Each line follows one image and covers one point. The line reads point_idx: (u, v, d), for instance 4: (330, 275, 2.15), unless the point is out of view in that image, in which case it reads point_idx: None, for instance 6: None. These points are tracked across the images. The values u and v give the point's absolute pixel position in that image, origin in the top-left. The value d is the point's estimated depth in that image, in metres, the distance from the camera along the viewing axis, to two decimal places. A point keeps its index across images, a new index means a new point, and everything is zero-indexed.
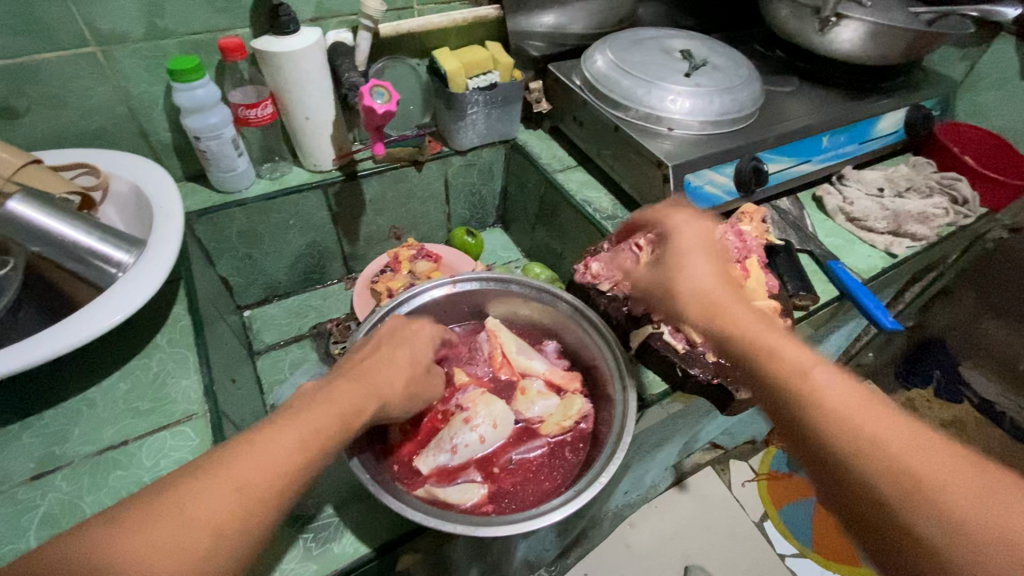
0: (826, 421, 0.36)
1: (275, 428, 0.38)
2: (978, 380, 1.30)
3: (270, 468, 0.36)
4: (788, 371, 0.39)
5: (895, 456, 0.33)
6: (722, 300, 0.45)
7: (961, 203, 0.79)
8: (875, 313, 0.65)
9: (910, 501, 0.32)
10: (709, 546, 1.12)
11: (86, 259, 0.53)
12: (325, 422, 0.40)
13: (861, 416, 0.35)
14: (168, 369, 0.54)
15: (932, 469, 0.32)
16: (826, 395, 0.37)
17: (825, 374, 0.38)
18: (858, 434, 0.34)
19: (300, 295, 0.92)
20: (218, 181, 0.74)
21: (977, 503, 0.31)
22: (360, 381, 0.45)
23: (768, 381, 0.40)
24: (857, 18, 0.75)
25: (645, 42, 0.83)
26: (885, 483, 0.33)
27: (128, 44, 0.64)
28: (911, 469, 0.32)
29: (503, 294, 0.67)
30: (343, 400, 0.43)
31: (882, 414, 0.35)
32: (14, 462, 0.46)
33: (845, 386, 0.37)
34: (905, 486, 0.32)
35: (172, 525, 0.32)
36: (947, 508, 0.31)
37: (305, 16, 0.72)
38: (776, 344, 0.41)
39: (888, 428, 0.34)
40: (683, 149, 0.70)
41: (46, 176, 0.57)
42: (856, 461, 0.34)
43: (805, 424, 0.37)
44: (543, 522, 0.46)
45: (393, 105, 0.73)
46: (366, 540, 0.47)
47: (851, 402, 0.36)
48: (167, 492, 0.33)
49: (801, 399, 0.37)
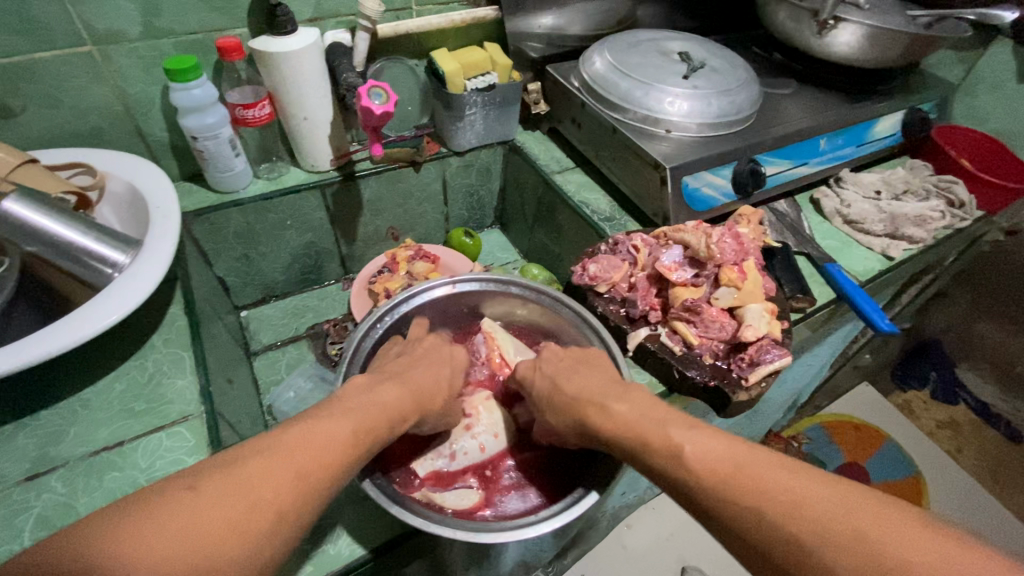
0: (713, 502, 0.38)
1: (303, 428, 0.39)
2: (974, 381, 1.29)
3: (325, 456, 0.38)
4: (666, 458, 0.41)
5: (776, 523, 0.35)
6: (594, 406, 0.48)
7: (958, 206, 0.79)
8: (871, 315, 0.65)
9: (801, 563, 0.34)
10: (706, 548, 1.12)
11: (81, 259, 0.53)
12: (373, 422, 0.43)
13: (738, 487, 0.37)
14: (164, 370, 0.53)
15: (805, 526, 0.34)
16: (701, 472, 0.39)
17: (694, 446, 0.40)
18: (741, 509, 0.37)
19: (297, 295, 0.92)
20: (215, 181, 0.74)
21: (850, 552, 0.32)
22: (404, 391, 0.48)
23: (654, 468, 0.42)
24: (855, 21, 0.75)
25: (643, 44, 0.83)
26: (779, 551, 0.35)
27: (125, 43, 0.64)
28: (791, 528, 0.34)
29: (502, 296, 0.67)
30: (368, 406, 0.44)
31: (752, 477, 0.37)
32: (7, 462, 0.46)
33: (713, 454, 0.39)
34: (793, 551, 0.34)
35: (238, 501, 0.34)
36: (828, 565, 0.33)
37: (304, 16, 0.72)
38: (646, 430, 0.44)
39: (761, 490, 0.36)
40: (681, 152, 0.70)
41: (42, 176, 0.57)
42: (754, 534, 0.36)
43: (697, 505, 0.39)
44: (545, 527, 0.47)
45: (391, 106, 0.72)
46: (362, 542, 0.47)
47: (727, 476, 0.38)
48: (228, 472, 0.35)
49: (686, 486, 0.40)
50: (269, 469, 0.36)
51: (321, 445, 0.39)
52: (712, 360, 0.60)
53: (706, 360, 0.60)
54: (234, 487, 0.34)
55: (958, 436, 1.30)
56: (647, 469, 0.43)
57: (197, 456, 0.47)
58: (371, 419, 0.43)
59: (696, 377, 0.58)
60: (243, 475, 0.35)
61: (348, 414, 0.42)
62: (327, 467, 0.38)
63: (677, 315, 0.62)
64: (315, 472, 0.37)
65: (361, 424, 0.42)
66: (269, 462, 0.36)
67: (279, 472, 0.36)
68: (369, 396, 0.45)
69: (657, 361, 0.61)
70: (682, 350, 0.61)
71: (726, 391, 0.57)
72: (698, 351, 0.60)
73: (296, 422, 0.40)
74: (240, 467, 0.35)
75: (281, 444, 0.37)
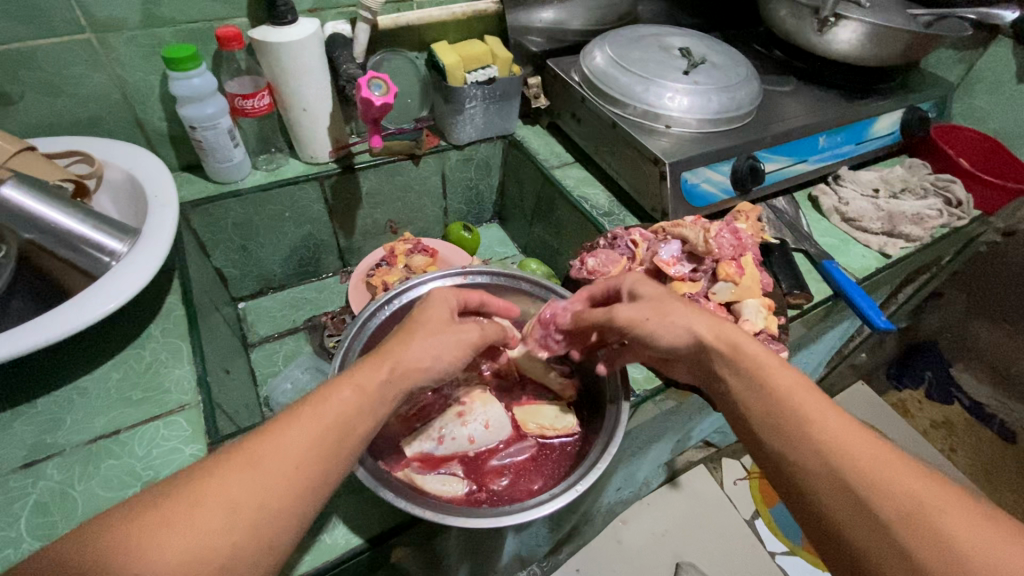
0: (827, 445, 0.39)
1: (261, 438, 0.37)
2: (968, 380, 1.30)
3: (284, 456, 0.37)
4: (789, 400, 0.42)
5: (893, 484, 0.36)
6: (733, 335, 0.48)
7: (955, 205, 0.80)
8: (868, 312, 0.65)
9: (910, 528, 0.34)
10: (700, 544, 1.13)
11: (78, 247, 0.53)
12: (348, 410, 0.41)
13: (857, 444, 0.38)
14: (162, 359, 0.54)
15: (927, 498, 0.35)
16: (824, 420, 0.40)
17: (819, 403, 0.42)
18: (856, 459, 0.37)
19: (295, 287, 0.92)
20: (213, 171, 0.74)
21: (973, 534, 0.32)
22: (381, 364, 0.44)
23: (763, 407, 0.43)
24: (856, 19, 0.75)
25: (645, 39, 0.83)
26: (886, 508, 0.35)
27: (124, 31, 0.64)
28: (910, 494, 0.35)
29: (512, 292, 0.67)
30: (335, 406, 0.40)
31: (878, 448, 0.38)
32: (6, 449, 0.46)
33: (835, 416, 0.41)
34: (910, 516, 0.34)
35: (185, 507, 0.33)
36: (943, 535, 0.33)
37: (304, 7, 0.72)
38: (770, 371, 0.45)
39: (881, 459, 0.37)
40: (680, 147, 0.70)
41: (41, 163, 0.57)
42: (863, 485, 0.36)
43: (801, 448, 0.40)
44: (517, 518, 0.46)
45: (390, 97, 0.72)
46: (359, 531, 0.47)
47: (848, 433, 0.39)
48: (184, 479, 0.35)
49: (800, 424, 0.41)
50: (212, 496, 0.34)
51: (280, 459, 0.37)
52: None
53: None
54: (175, 520, 0.33)
55: (951, 436, 1.29)
56: (748, 404, 0.44)
57: (194, 444, 0.47)
58: (335, 421, 0.40)
59: None
60: (184, 505, 0.33)
61: (311, 417, 0.39)
62: (284, 480, 0.36)
63: None
64: (272, 495, 0.35)
65: (327, 427, 0.39)
66: (215, 486, 0.35)
67: (226, 499, 0.34)
68: (338, 386, 0.42)
69: None
70: None
71: None
72: None
73: (259, 430, 0.39)
74: (187, 496, 0.34)
75: (236, 464, 0.36)
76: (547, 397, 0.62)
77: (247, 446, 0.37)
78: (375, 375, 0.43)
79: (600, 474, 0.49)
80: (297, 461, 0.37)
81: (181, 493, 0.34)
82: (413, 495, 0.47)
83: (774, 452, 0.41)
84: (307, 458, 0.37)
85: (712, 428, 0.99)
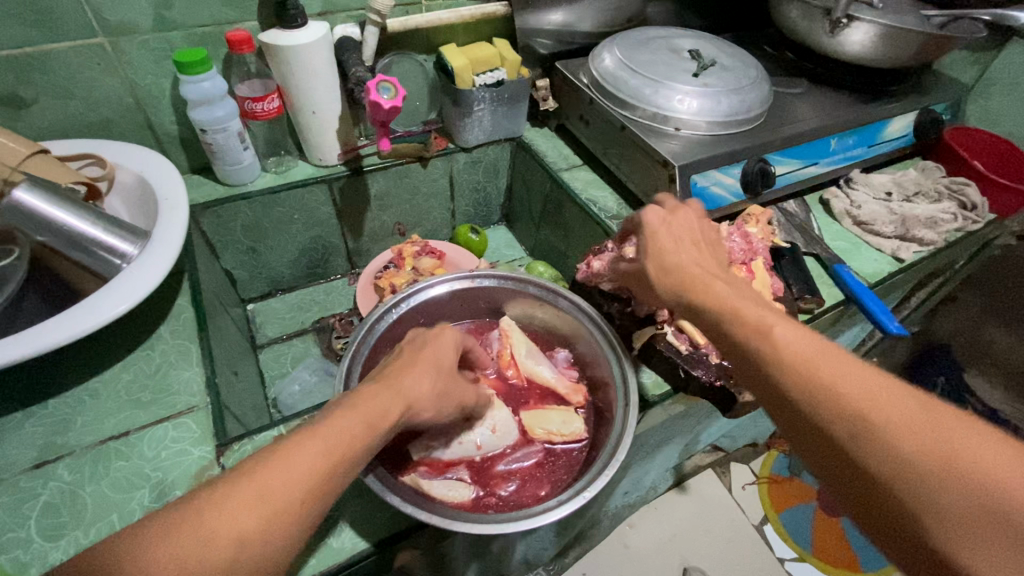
0: (786, 368, 0.36)
1: (264, 466, 0.35)
2: (982, 386, 1.28)
3: (292, 484, 0.35)
4: (751, 328, 0.39)
5: (851, 402, 0.33)
6: (693, 276, 0.46)
7: (970, 208, 0.79)
8: (880, 317, 0.65)
9: (870, 447, 0.32)
10: (707, 548, 1.12)
11: (90, 249, 0.53)
12: (352, 435, 0.38)
13: (820, 362, 0.36)
14: (171, 361, 0.54)
15: (882, 408, 0.33)
16: (790, 339, 0.37)
17: (786, 327, 0.38)
18: (817, 380, 0.35)
19: (304, 289, 0.92)
20: (224, 174, 0.74)
21: (919, 439, 0.31)
22: (389, 401, 0.42)
23: (731, 338, 0.41)
24: (868, 21, 0.74)
25: (654, 41, 0.82)
26: (839, 426, 0.33)
27: (136, 35, 0.64)
28: (867, 410, 0.33)
29: (520, 296, 0.67)
30: (344, 430, 0.38)
31: (847, 364, 0.35)
32: (17, 450, 0.46)
33: (799, 334, 0.38)
34: (863, 433, 0.32)
35: (191, 544, 0.31)
36: (890, 446, 0.31)
37: (313, 10, 0.72)
38: (738, 305, 0.41)
39: (847, 375, 0.34)
40: (689, 149, 0.69)
41: (54, 166, 0.58)
42: (819, 407, 0.34)
43: (765, 374, 0.38)
44: (525, 525, 0.46)
45: (399, 100, 0.72)
46: (366, 535, 0.47)
47: (812, 352, 0.36)
48: (183, 512, 0.32)
49: (760, 351, 0.38)
50: (222, 527, 0.32)
51: (288, 487, 0.34)
52: (718, 360, 0.59)
53: (711, 360, 0.59)
54: (183, 560, 0.30)
55: None
56: (722, 337, 0.42)
57: (202, 446, 0.47)
58: (341, 451, 0.37)
59: (701, 377, 0.57)
60: (191, 543, 0.31)
61: (320, 443, 0.37)
62: (294, 510, 0.34)
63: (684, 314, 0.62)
64: (279, 529, 0.33)
65: (334, 451, 0.37)
66: (220, 522, 0.32)
67: (234, 536, 0.32)
68: (345, 410, 0.40)
69: (663, 359, 0.60)
70: (688, 349, 0.60)
71: (732, 391, 0.56)
72: (704, 351, 0.60)
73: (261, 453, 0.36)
74: (191, 532, 0.31)
75: (243, 490, 0.34)
76: (554, 402, 0.62)
77: (253, 469, 0.35)
78: (381, 405, 0.42)
79: (609, 480, 0.49)
80: (303, 493, 0.35)
81: (187, 522, 0.32)
82: (420, 499, 0.47)
83: (749, 376, 0.39)
84: (313, 489, 0.35)
85: (721, 432, 0.99)
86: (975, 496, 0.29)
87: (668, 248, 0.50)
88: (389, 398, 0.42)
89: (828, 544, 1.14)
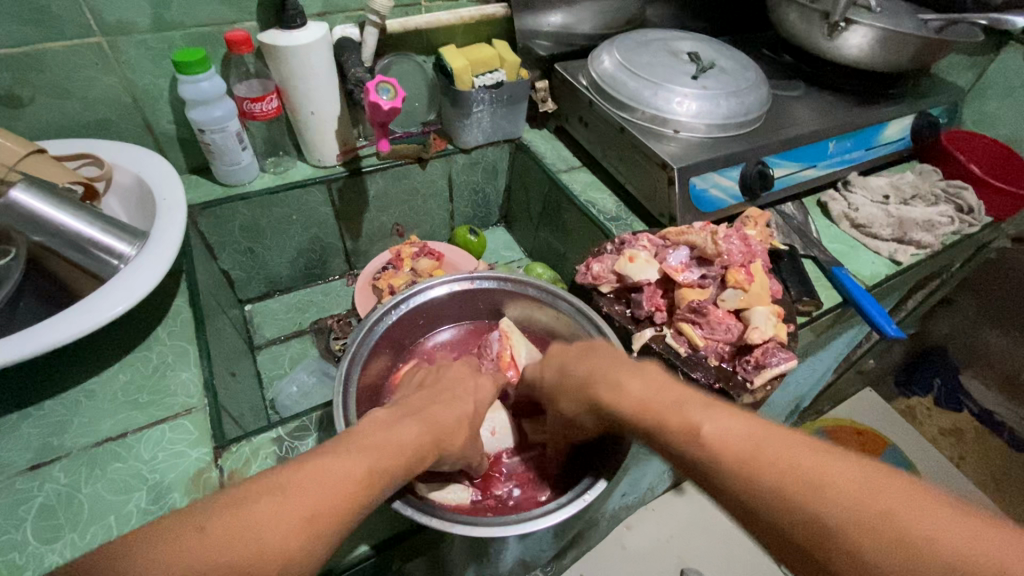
0: (727, 475, 0.37)
1: (311, 479, 0.36)
2: (977, 387, 1.30)
3: (338, 502, 0.36)
4: (681, 432, 0.40)
5: (794, 500, 0.34)
6: (606, 387, 0.48)
7: (967, 212, 0.79)
8: (878, 320, 0.65)
9: (832, 551, 0.32)
10: (704, 550, 1.12)
11: (87, 250, 0.53)
12: (392, 462, 0.40)
13: (752, 458, 0.37)
14: (168, 362, 0.54)
15: (822, 503, 0.33)
16: (718, 442, 0.38)
17: (712, 426, 0.39)
18: (754, 481, 0.36)
19: (302, 290, 0.92)
20: (222, 174, 0.74)
21: (864, 525, 0.31)
22: (426, 435, 0.44)
23: (669, 445, 0.42)
24: (866, 24, 0.75)
25: (653, 43, 0.83)
26: (794, 528, 0.34)
27: (134, 35, 0.64)
28: (816, 514, 0.33)
29: (520, 297, 0.67)
30: (386, 455, 0.40)
31: (775, 451, 0.37)
32: (13, 451, 0.46)
33: (735, 436, 0.38)
34: (815, 531, 0.33)
35: (244, 557, 0.31)
36: (841, 539, 0.32)
37: (312, 11, 0.72)
38: (664, 408, 0.43)
39: (785, 470, 0.35)
40: (688, 152, 0.70)
41: (50, 165, 0.57)
42: (770, 513, 0.35)
43: (712, 483, 0.38)
44: (526, 527, 0.45)
45: (398, 101, 0.71)
46: (364, 538, 0.47)
47: (742, 446, 0.37)
48: (232, 520, 0.32)
49: (699, 459, 0.39)
50: (269, 527, 0.33)
51: (334, 500, 0.36)
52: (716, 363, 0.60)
53: (709, 363, 0.60)
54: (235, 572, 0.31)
55: (960, 444, 1.26)
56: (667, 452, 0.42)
57: (199, 448, 0.47)
58: (382, 476, 0.39)
59: (699, 379, 0.58)
60: (243, 556, 0.31)
61: (362, 460, 0.39)
62: (338, 528, 0.36)
63: (683, 317, 0.62)
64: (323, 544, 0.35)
65: (371, 468, 0.39)
66: (273, 535, 0.33)
67: (284, 551, 0.33)
68: (385, 437, 0.42)
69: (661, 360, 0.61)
70: (687, 352, 0.61)
71: (730, 394, 0.57)
72: (703, 353, 0.60)
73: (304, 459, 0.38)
74: (242, 544, 0.32)
75: (286, 492, 0.35)
76: None
77: (297, 473, 0.36)
78: (417, 440, 0.43)
79: (608, 482, 0.49)
80: (347, 513, 0.36)
81: (234, 520, 0.33)
82: (418, 500, 0.47)
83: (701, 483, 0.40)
84: (357, 509, 0.37)
85: None
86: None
87: (567, 375, 0.52)
88: (424, 433, 0.44)
89: None
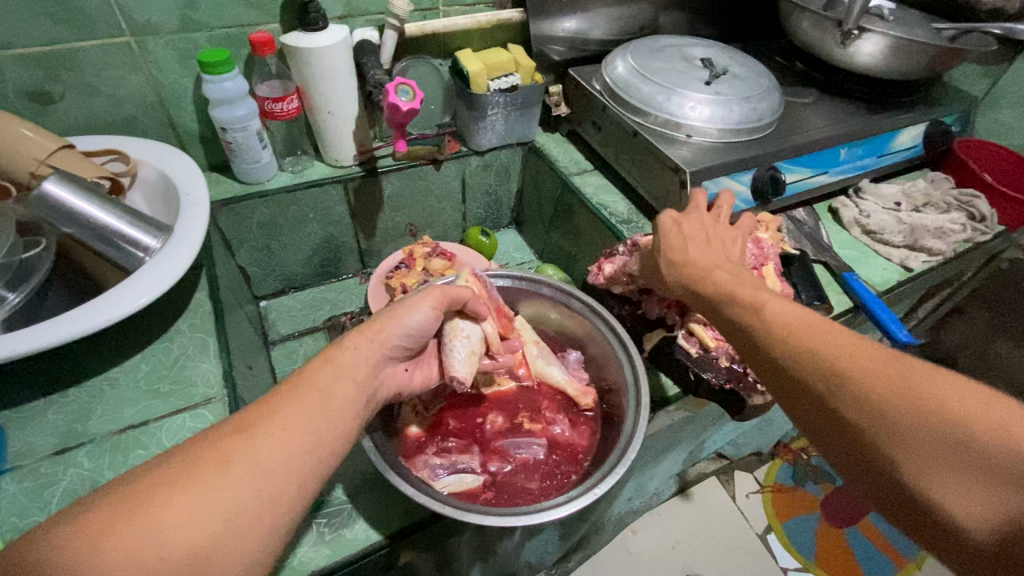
0: (776, 338, 0.41)
1: (260, 407, 0.38)
2: None
3: (287, 426, 0.37)
4: (750, 307, 0.44)
5: (828, 360, 0.37)
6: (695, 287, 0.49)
7: (979, 219, 0.79)
8: (888, 325, 0.65)
9: (842, 393, 0.36)
10: (710, 556, 1.11)
11: (114, 241, 0.54)
12: (339, 385, 0.42)
13: (801, 330, 0.40)
14: (189, 353, 0.55)
15: (852, 365, 0.36)
16: (775, 314, 0.42)
17: (776, 304, 0.43)
18: (797, 344, 0.39)
19: (315, 288, 0.93)
20: (243, 172, 0.76)
21: (886, 383, 0.35)
22: (351, 340, 0.46)
23: (732, 324, 0.45)
24: (879, 32, 0.75)
25: (667, 49, 0.84)
26: (819, 382, 0.37)
27: (162, 35, 0.66)
28: (842, 368, 0.36)
29: (533, 296, 0.68)
30: (326, 377, 0.42)
31: (823, 326, 0.40)
32: (38, 436, 0.47)
33: (787, 312, 0.42)
34: (838, 382, 0.36)
35: (194, 474, 0.34)
36: (860, 391, 0.35)
37: (334, 14, 0.74)
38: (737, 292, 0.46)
39: (827, 339, 0.39)
40: (700, 156, 0.70)
41: (78, 160, 0.59)
42: (803, 366, 0.38)
43: (761, 348, 0.42)
44: (530, 520, 0.46)
45: (416, 103, 0.73)
46: (379, 528, 0.49)
47: (797, 322, 0.41)
48: (186, 449, 0.35)
49: (755, 325, 0.43)
50: (220, 457, 0.35)
51: (289, 419, 0.38)
52: (728, 364, 0.59)
53: (722, 364, 0.59)
54: (186, 491, 0.33)
55: None
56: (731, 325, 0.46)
57: None
58: (326, 399, 0.40)
59: (710, 380, 0.58)
60: (193, 474, 0.34)
61: (304, 396, 0.40)
62: (290, 442, 0.37)
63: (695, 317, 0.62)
64: (276, 455, 0.36)
65: (313, 400, 0.40)
66: (220, 451, 0.35)
67: (234, 464, 0.35)
68: (328, 364, 0.43)
69: (673, 361, 0.61)
70: (698, 352, 0.61)
71: (742, 394, 0.56)
72: (714, 354, 0.60)
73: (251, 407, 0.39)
74: (194, 463, 0.34)
75: (240, 437, 0.36)
76: (566, 404, 0.63)
77: (251, 416, 0.38)
78: (359, 359, 0.45)
79: (619, 478, 0.49)
80: (295, 427, 0.38)
81: (192, 465, 0.34)
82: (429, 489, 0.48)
83: (750, 348, 0.43)
84: (306, 426, 0.38)
85: (726, 439, 0.99)
86: (942, 433, 0.32)
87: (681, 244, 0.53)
88: (362, 361, 0.45)
89: (832, 554, 1.13)
